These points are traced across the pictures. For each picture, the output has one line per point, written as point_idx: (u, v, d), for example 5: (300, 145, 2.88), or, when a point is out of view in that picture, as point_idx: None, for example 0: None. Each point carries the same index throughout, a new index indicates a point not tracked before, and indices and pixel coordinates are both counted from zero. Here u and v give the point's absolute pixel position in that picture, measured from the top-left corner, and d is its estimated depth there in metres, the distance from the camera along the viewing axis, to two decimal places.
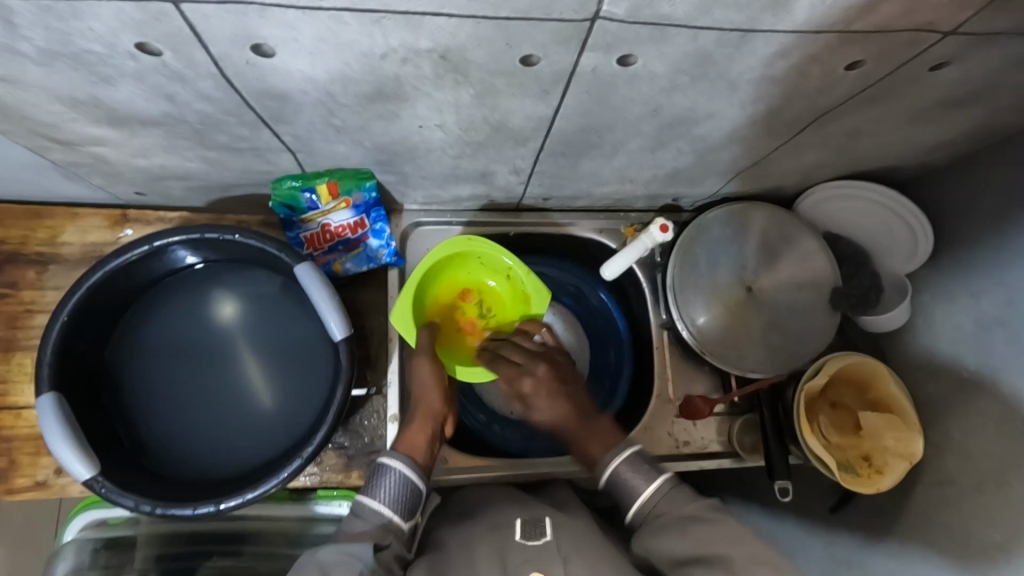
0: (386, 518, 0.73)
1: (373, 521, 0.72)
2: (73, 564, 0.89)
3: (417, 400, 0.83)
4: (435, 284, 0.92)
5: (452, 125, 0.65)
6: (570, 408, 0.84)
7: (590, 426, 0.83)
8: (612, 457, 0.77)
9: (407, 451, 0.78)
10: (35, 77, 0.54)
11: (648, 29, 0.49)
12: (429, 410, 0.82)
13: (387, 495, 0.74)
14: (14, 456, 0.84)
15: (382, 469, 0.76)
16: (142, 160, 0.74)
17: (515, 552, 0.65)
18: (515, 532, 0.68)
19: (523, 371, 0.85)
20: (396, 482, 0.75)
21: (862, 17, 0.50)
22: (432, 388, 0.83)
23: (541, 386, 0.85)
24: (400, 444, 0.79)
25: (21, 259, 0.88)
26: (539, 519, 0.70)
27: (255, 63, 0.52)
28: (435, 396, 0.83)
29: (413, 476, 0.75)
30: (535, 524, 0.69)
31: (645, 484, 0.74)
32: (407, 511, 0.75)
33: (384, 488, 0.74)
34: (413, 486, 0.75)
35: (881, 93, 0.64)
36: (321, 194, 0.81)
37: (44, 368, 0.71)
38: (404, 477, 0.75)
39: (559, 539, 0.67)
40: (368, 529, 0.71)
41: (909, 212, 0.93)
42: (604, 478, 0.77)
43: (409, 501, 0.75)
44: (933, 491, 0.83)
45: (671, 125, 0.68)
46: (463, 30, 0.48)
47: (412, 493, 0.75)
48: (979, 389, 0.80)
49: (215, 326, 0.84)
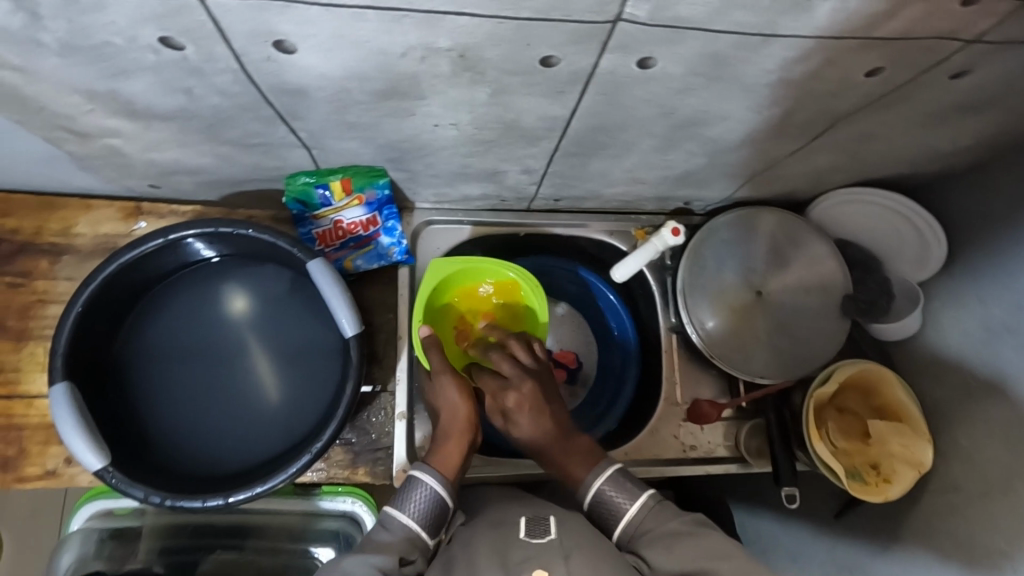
0: (413, 532, 0.70)
1: (399, 535, 0.70)
2: (78, 554, 0.89)
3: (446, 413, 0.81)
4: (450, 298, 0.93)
5: (466, 123, 0.65)
6: (551, 426, 0.78)
7: (570, 446, 0.78)
8: (596, 477, 0.75)
9: (438, 467, 0.76)
10: (55, 69, 0.55)
11: (666, 30, 0.49)
12: (461, 424, 0.80)
13: (416, 509, 0.72)
14: (23, 445, 0.84)
15: (412, 482, 0.73)
16: (156, 153, 0.74)
17: (518, 549, 0.64)
18: (517, 530, 0.67)
19: (506, 386, 0.80)
20: (427, 497, 0.72)
21: (882, 22, 0.50)
22: (462, 404, 0.81)
23: (523, 404, 0.78)
24: (432, 459, 0.77)
25: (35, 250, 0.88)
26: (542, 517, 0.70)
27: (273, 59, 0.52)
28: (464, 409, 0.81)
29: (443, 492, 0.73)
30: (537, 523, 0.68)
31: (629, 501, 0.72)
32: (433, 528, 0.72)
33: (414, 502, 0.72)
34: (442, 502, 0.73)
35: (897, 98, 0.64)
36: (334, 190, 0.82)
37: (57, 359, 0.72)
38: (434, 493, 0.73)
39: (562, 536, 0.65)
40: (393, 541, 0.69)
41: (925, 222, 0.92)
42: (587, 497, 0.74)
43: (436, 518, 0.72)
44: (939, 500, 0.83)
45: (685, 127, 0.68)
46: (482, 29, 0.48)
47: (440, 510, 0.73)
48: (988, 398, 0.79)
49: (225, 320, 0.84)
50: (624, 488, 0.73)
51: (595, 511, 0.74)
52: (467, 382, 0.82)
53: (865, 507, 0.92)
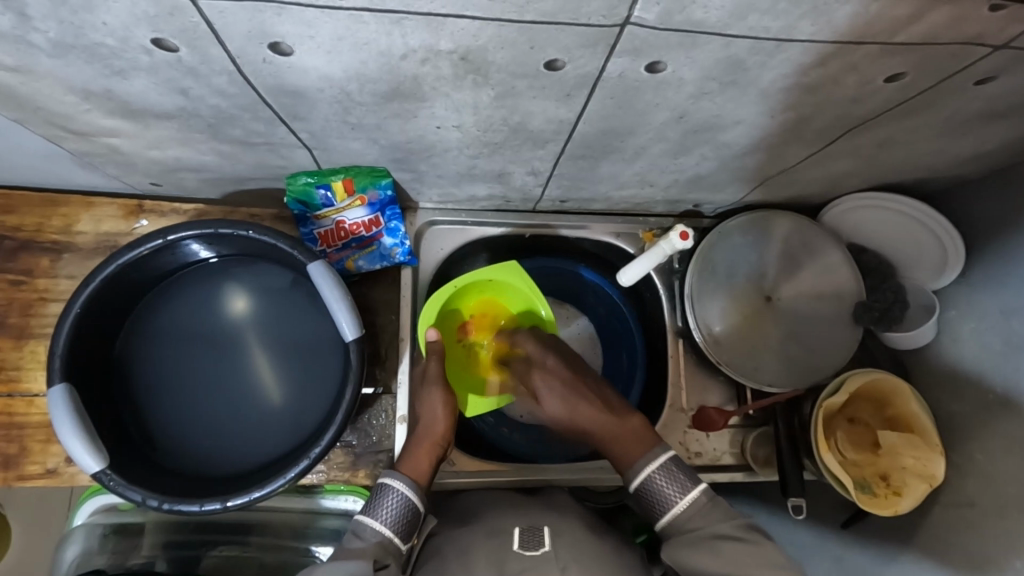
0: (385, 538, 0.70)
1: (372, 541, 0.69)
2: (82, 548, 0.89)
3: (421, 425, 0.81)
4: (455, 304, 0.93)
5: (470, 125, 0.64)
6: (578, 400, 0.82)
7: (602, 421, 0.80)
8: (647, 461, 0.75)
9: (409, 474, 0.76)
10: (49, 69, 0.53)
11: (679, 35, 0.47)
12: (434, 437, 0.80)
13: (387, 515, 0.71)
14: (24, 443, 0.84)
15: (383, 489, 0.73)
16: (156, 152, 0.73)
17: (513, 562, 0.63)
18: (513, 541, 0.67)
19: (531, 368, 0.86)
20: (397, 503, 0.72)
21: (907, 27, 0.47)
22: (438, 418, 0.82)
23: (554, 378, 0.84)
24: (403, 466, 0.77)
25: (36, 247, 0.88)
26: (537, 527, 0.69)
27: (271, 61, 0.50)
28: (439, 423, 0.82)
29: (414, 497, 0.73)
30: (533, 533, 0.68)
31: (680, 494, 0.72)
32: (406, 533, 0.72)
33: (384, 509, 0.72)
34: (413, 507, 0.73)
35: (919, 104, 0.62)
36: (336, 191, 0.81)
37: (56, 360, 0.71)
38: (405, 499, 0.73)
39: (559, 549, 0.65)
40: (365, 547, 0.69)
41: (943, 228, 0.89)
42: (635, 483, 0.75)
43: (408, 523, 0.72)
44: (951, 514, 0.81)
45: (697, 131, 0.66)
46: (485, 32, 0.46)
47: (412, 515, 0.73)
48: (1005, 412, 0.77)
49: (226, 321, 0.83)
50: (678, 484, 0.72)
51: (642, 495, 0.74)
52: (446, 398, 0.83)
53: (874, 518, 0.90)
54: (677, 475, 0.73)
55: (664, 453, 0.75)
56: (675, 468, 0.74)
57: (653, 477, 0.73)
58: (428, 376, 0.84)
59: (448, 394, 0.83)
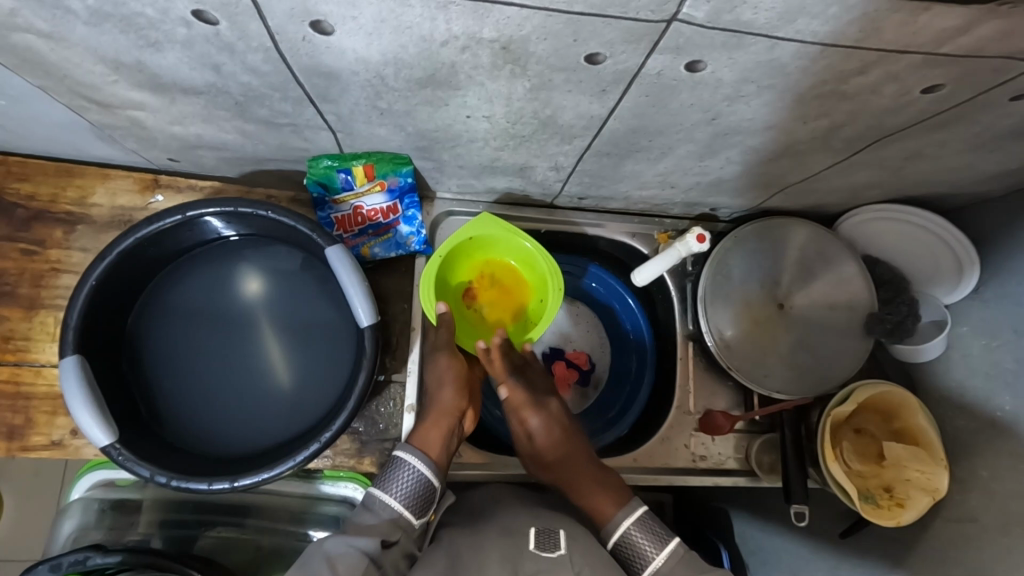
0: (396, 513, 0.70)
1: (383, 516, 0.69)
2: (79, 522, 0.89)
3: (432, 397, 0.81)
4: (459, 266, 0.89)
5: (500, 117, 0.63)
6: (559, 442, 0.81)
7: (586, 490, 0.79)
8: (627, 515, 0.74)
9: (421, 447, 0.75)
10: (82, 37, 0.53)
11: (725, 35, 0.46)
12: (444, 408, 0.79)
13: (399, 490, 0.71)
14: (31, 414, 0.83)
15: (396, 463, 0.73)
16: (178, 128, 0.73)
17: (529, 563, 0.63)
18: (528, 542, 0.66)
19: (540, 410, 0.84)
20: (410, 478, 0.72)
21: (954, 39, 0.47)
22: (448, 385, 0.80)
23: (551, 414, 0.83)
24: (415, 438, 0.76)
25: (50, 217, 0.87)
26: (554, 530, 0.69)
27: (310, 40, 0.50)
28: (449, 394, 0.80)
29: (427, 472, 0.73)
30: (549, 536, 0.68)
31: (655, 550, 0.71)
32: (418, 509, 0.71)
33: (397, 483, 0.71)
34: (426, 482, 0.72)
35: (951, 118, 0.62)
36: (356, 175, 0.80)
37: (70, 332, 0.71)
38: (418, 473, 0.72)
39: (572, 553, 0.65)
40: (378, 522, 0.69)
41: (963, 246, 0.88)
42: (612, 538, 0.73)
43: (421, 498, 0.72)
44: (952, 527, 0.81)
45: (726, 133, 0.65)
46: (531, 22, 0.46)
47: (426, 490, 0.72)
48: (1012, 429, 0.77)
49: (239, 301, 0.83)
50: (651, 535, 0.72)
51: (621, 550, 0.72)
52: (453, 366, 0.81)
53: (873, 529, 0.90)
54: (653, 529, 0.72)
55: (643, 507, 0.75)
56: (649, 519, 0.73)
57: (627, 532, 0.72)
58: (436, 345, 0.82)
59: (453, 361, 0.81)
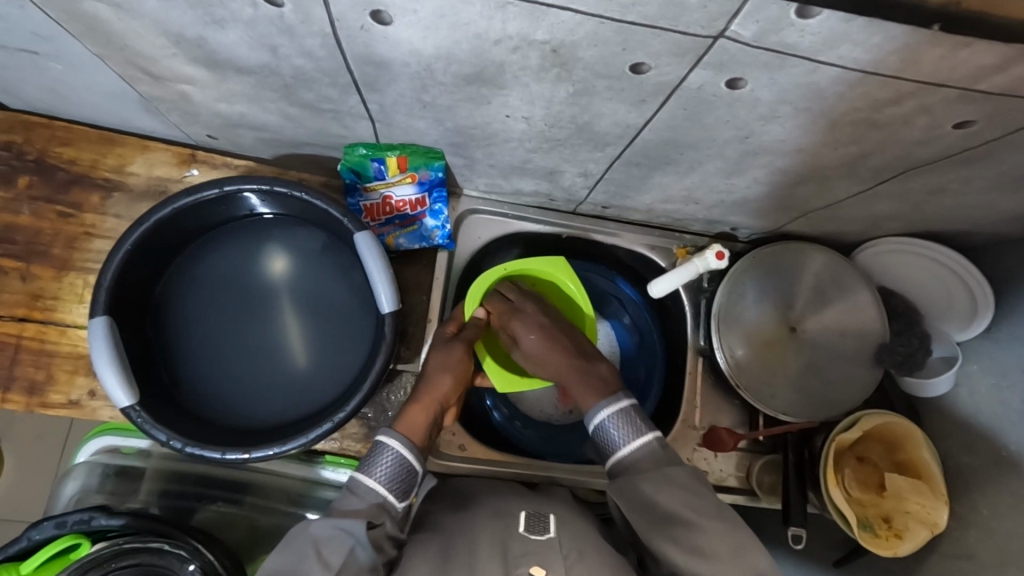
0: (382, 497, 0.69)
1: (368, 501, 0.68)
2: (83, 484, 0.91)
3: (426, 380, 0.81)
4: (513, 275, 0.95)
5: (538, 119, 0.65)
6: (558, 347, 0.83)
7: (581, 373, 0.81)
8: (608, 403, 0.76)
9: (403, 431, 0.75)
10: (150, 8, 0.55)
11: (768, 55, 0.48)
12: (434, 395, 0.79)
13: (383, 474, 0.71)
14: (52, 371, 0.85)
15: (378, 448, 0.72)
16: (223, 105, 0.75)
17: (518, 543, 0.64)
18: (518, 524, 0.67)
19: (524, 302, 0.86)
20: (392, 462, 0.71)
21: (991, 76, 0.49)
22: (444, 374, 0.81)
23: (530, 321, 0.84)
24: (400, 423, 0.76)
25: (88, 182, 0.89)
26: (544, 515, 0.70)
27: (369, 29, 0.52)
28: (445, 384, 0.80)
29: (408, 455, 0.72)
30: (539, 519, 0.69)
31: (632, 437, 0.73)
32: (401, 493, 0.71)
33: (380, 467, 0.71)
34: (408, 465, 0.72)
35: (979, 155, 0.63)
36: (389, 166, 0.83)
37: (102, 293, 0.73)
38: (400, 458, 0.72)
39: (563, 536, 0.65)
40: (363, 507, 0.68)
41: (973, 331, 0.89)
42: (593, 421, 0.76)
43: (404, 482, 0.72)
44: (949, 563, 0.82)
45: (756, 153, 0.67)
46: (583, 28, 0.48)
47: (407, 475, 0.72)
48: (1016, 469, 0.78)
49: (264, 278, 0.84)
50: (631, 427, 0.74)
51: (599, 436, 0.76)
52: (460, 360, 0.82)
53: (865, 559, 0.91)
54: (632, 420, 0.75)
55: (627, 401, 0.76)
56: (632, 412, 0.75)
57: (604, 421, 0.75)
58: (461, 336, 0.85)
59: (465, 355, 0.83)
